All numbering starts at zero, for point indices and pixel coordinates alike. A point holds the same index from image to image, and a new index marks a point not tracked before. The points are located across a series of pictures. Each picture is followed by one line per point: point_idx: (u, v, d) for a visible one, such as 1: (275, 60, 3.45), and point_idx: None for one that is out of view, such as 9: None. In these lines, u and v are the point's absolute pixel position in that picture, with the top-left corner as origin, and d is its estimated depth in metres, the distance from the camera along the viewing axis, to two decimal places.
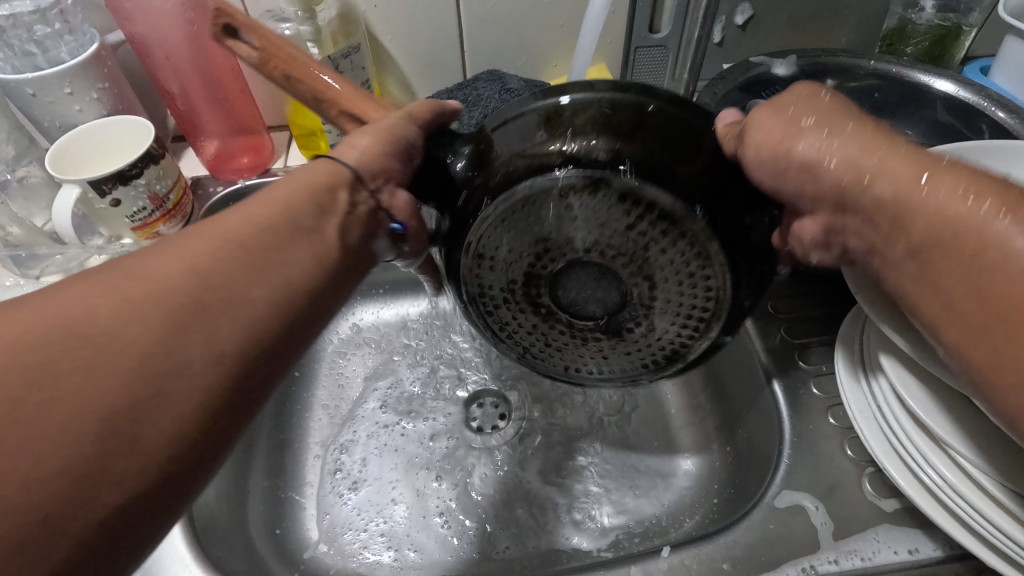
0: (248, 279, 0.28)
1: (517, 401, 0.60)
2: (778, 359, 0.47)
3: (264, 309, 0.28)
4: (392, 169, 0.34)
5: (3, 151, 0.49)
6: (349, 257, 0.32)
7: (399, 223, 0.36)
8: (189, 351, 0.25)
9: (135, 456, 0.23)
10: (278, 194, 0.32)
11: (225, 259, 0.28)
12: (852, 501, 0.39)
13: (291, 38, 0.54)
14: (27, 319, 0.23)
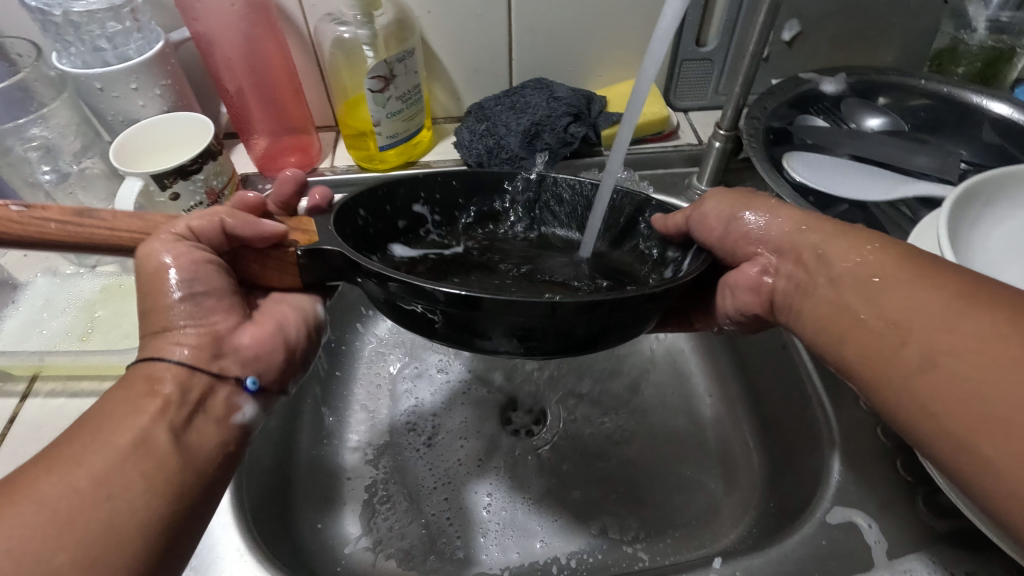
0: (126, 479, 0.28)
1: (556, 407, 0.61)
2: (826, 375, 0.47)
3: (174, 436, 0.31)
4: (218, 325, 0.37)
5: (70, 143, 0.50)
6: (224, 438, 0.34)
7: (250, 381, 0.37)
8: (97, 530, 0.26)
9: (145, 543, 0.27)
10: (122, 416, 0.31)
11: (107, 462, 0.28)
12: (905, 520, 0.39)
13: (348, 41, 0.55)
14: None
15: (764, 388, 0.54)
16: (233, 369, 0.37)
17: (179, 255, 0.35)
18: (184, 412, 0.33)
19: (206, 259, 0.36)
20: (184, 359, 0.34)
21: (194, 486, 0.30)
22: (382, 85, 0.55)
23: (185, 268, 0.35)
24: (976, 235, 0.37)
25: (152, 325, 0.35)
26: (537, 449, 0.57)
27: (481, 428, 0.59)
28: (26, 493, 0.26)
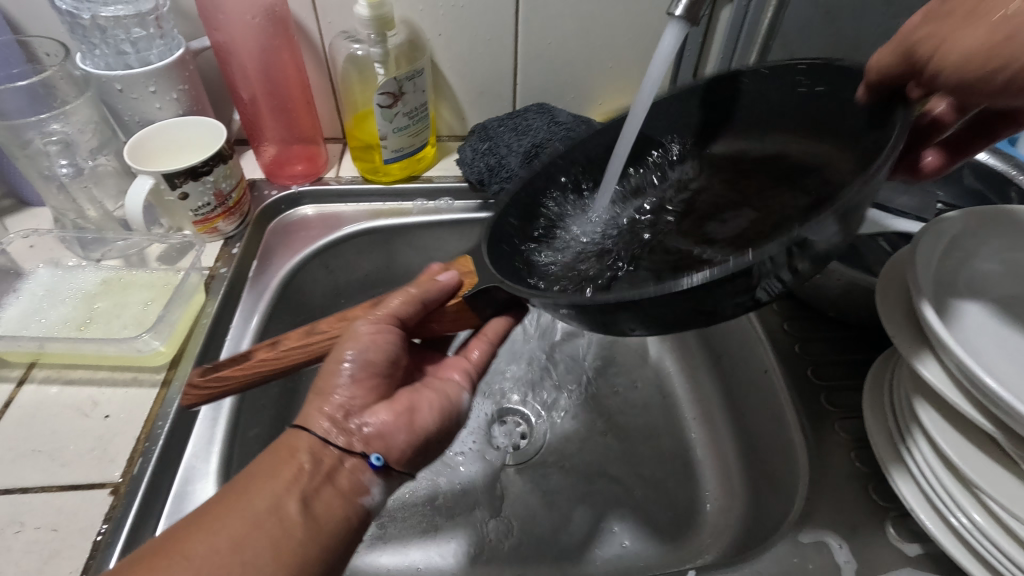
0: (247, 557, 0.29)
1: (543, 421, 0.62)
2: (804, 399, 0.49)
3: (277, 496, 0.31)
4: (353, 396, 0.36)
5: (87, 139, 0.52)
6: (349, 519, 0.33)
7: (376, 458, 0.35)
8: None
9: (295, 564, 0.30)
10: (260, 470, 0.33)
11: (264, 562, 0.29)
12: (875, 543, 0.40)
13: (361, 58, 0.58)
14: None
15: (743, 408, 0.56)
16: (359, 444, 0.35)
17: (366, 334, 0.37)
18: (316, 489, 0.33)
19: (379, 333, 0.37)
20: (315, 433, 0.34)
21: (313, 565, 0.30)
22: (391, 101, 0.58)
23: (360, 346, 0.36)
24: (939, 270, 0.39)
25: (320, 385, 0.36)
26: (524, 462, 0.58)
27: (468, 438, 0.60)
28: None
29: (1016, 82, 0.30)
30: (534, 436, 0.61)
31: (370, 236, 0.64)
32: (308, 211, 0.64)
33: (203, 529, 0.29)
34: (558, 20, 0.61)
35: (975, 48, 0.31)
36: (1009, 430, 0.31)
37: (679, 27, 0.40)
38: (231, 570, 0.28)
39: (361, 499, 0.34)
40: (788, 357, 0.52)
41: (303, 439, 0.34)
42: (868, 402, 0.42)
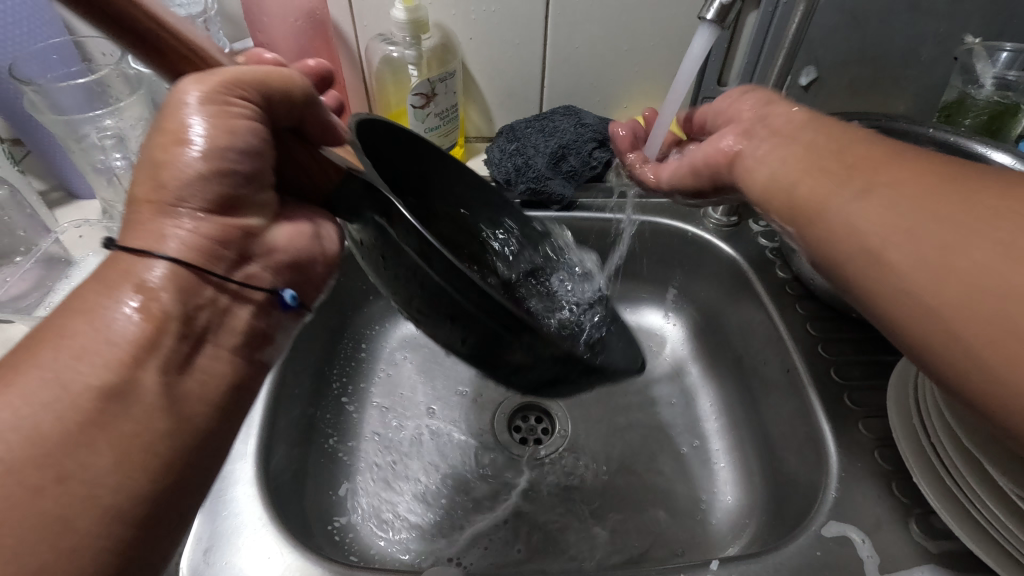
0: (86, 457, 0.25)
1: (564, 416, 0.63)
2: (827, 398, 0.49)
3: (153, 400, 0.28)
4: (255, 224, 0.33)
5: (138, 135, 0.54)
6: (236, 374, 0.32)
7: (290, 297, 0.34)
8: (36, 524, 0.24)
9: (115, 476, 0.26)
10: (90, 292, 0.29)
11: (86, 448, 0.26)
12: (898, 539, 0.40)
13: (396, 60, 0.60)
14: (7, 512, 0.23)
15: (765, 406, 0.56)
16: (266, 280, 0.34)
17: (206, 106, 0.31)
18: (185, 348, 0.30)
19: (238, 111, 0.32)
20: (181, 259, 0.30)
21: (181, 453, 0.28)
22: (424, 102, 0.60)
23: (213, 126, 0.31)
24: None
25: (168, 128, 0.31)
26: (545, 456, 0.59)
27: (492, 431, 0.61)
28: None
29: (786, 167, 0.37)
30: (556, 431, 0.62)
31: None
32: None
33: (39, 353, 0.27)
34: (586, 25, 0.63)
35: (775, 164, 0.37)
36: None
37: (710, 31, 0.41)
38: (50, 457, 0.25)
39: (259, 356, 0.34)
40: (812, 356, 0.52)
41: (183, 272, 0.30)
42: (894, 408, 0.42)
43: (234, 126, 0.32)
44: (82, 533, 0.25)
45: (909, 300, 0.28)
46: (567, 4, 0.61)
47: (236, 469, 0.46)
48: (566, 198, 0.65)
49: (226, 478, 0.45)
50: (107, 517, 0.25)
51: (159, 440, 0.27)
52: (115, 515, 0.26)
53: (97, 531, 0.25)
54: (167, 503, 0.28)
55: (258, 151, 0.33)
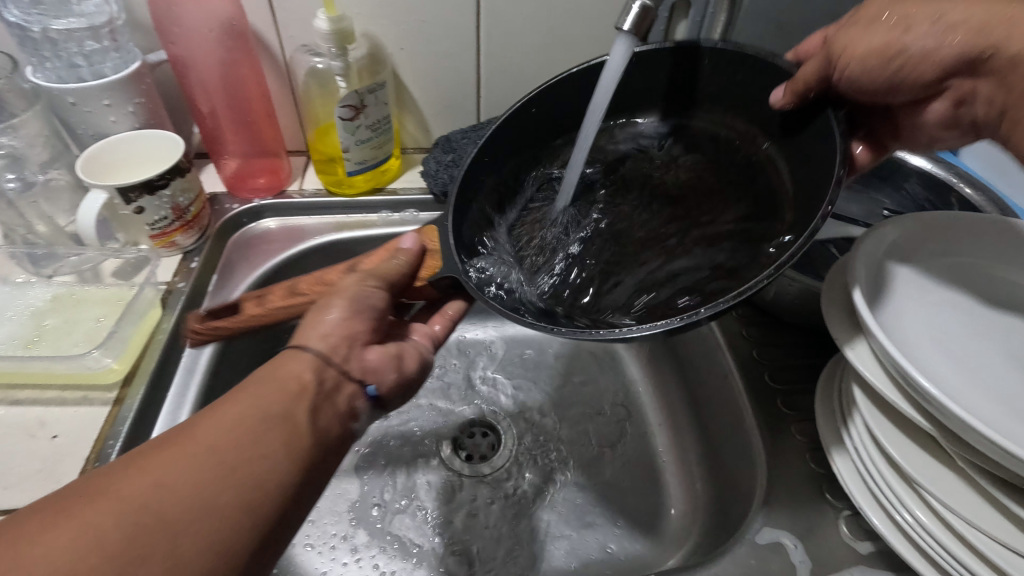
0: (211, 494, 0.29)
1: (511, 432, 0.62)
2: (762, 404, 0.50)
3: (273, 438, 0.32)
4: (357, 334, 0.40)
5: (38, 153, 0.51)
6: (335, 438, 0.36)
7: (371, 389, 0.39)
8: (164, 558, 0.27)
9: (235, 503, 0.30)
10: (257, 389, 0.34)
11: (203, 493, 0.29)
12: (830, 541, 0.41)
13: (322, 71, 0.58)
14: (151, 525, 0.27)
15: (706, 411, 0.56)
16: (358, 374, 0.39)
17: (354, 284, 0.42)
18: (329, 393, 0.36)
19: (376, 287, 0.42)
20: (321, 350, 0.38)
21: (280, 490, 0.31)
22: (353, 114, 0.58)
23: (345, 300, 0.41)
24: (890, 284, 0.39)
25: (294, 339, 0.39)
26: (492, 474, 0.58)
27: (436, 451, 0.59)
28: (110, 497, 0.28)
29: (928, 68, 0.37)
30: (504, 448, 0.60)
31: (334, 248, 0.64)
32: (270, 225, 0.64)
33: (207, 417, 0.32)
34: (519, 36, 0.62)
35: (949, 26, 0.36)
36: (948, 430, 0.32)
37: (628, 42, 0.41)
38: (197, 486, 0.29)
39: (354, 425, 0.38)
40: (747, 361, 0.53)
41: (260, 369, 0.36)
42: (819, 408, 0.42)
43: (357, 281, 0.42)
44: (214, 547, 0.28)
45: None
46: (499, 15, 0.60)
47: None
48: None
49: None
50: (230, 547, 0.29)
51: (264, 504, 0.31)
52: (234, 543, 0.29)
53: (225, 547, 0.29)
54: (279, 526, 0.31)
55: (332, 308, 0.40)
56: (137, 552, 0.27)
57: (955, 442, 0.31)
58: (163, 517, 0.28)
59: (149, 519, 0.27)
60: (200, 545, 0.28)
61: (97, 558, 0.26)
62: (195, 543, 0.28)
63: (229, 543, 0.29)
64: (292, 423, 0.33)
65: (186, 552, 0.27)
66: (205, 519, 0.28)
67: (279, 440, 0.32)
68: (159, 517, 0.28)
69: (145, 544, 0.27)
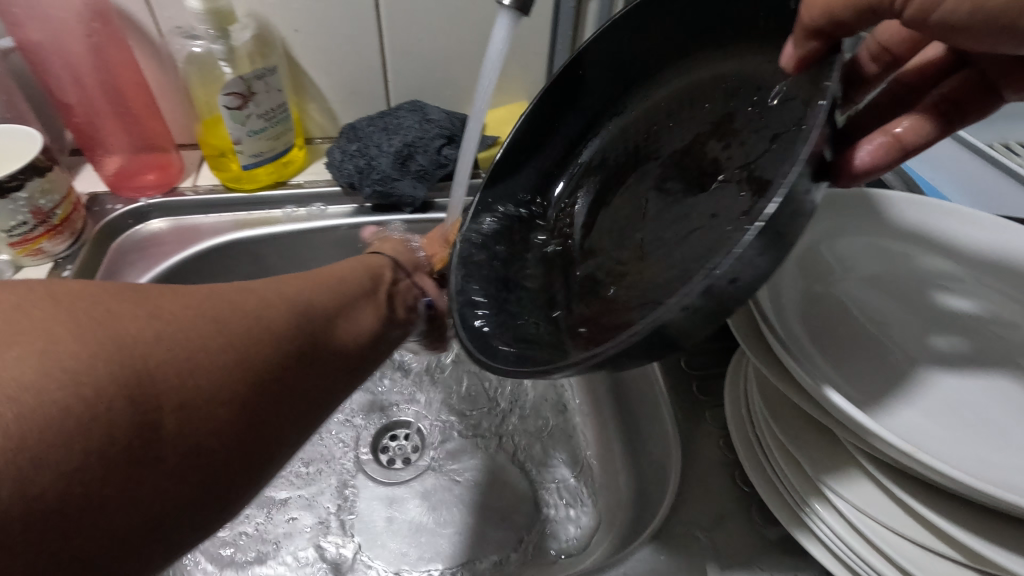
0: (288, 326, 0.34)
1: (434, 432, 0.60)
2: (677, 392, 0.48)
3: (336, 318, 0.38)
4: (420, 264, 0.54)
5: None
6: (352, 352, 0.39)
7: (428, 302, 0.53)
8: (235, 344, 0.30)
9: (296, 356, 0.34)
10: (333, 277, 0.42)
11: (285, 316, 0.34)
12: (741, 530, 0.40)
13: (202, 55, 0.53)
14: (238, 321, 0.31)
15: (626, 401, 0.55)
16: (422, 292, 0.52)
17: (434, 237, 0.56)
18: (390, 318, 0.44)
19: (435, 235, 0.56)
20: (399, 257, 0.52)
21: (323, 362, 0.36)
22: (240, 102, 0.53)
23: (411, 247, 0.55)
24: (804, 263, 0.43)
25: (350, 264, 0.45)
26: (413, 477, 0.56)
27: (353, 459, 0.57)
28: (221, 291, 0.33)
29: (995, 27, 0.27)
30: (428, 448, 0.58)
31: (233, 248, 0.59)
32: (160, 226, 0.59)
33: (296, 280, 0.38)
34: (422, 15, 0.59)
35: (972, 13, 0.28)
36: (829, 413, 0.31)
37: (510, 17, 0.38)
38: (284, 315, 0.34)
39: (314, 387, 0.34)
40: None
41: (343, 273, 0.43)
42: (730, 405, 0.41)
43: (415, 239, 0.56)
44: (259, 370, 0.31)
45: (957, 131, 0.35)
46: None
47: None
48: (417, 199, 0.61)
49: None
50: (275, 374, 0.32)
51: (324, 346, 0.36)
52: (277, 374, 0.32)
53: (264, 373, 0.31)
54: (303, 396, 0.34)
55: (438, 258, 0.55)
56: (217, 326, 0.30)
57: (846, 429, 0.31)
58: (251, 312, 0.32)
59: (237, 316, 0.31)
60: (256, 355, 0.31)
61: (200, 320, 0.29)
62: (263, 349, 0.32)
63: (274, 367, 0.32)
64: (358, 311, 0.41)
65: (245, 355, 0.30)
66: (266, 335, 0.32)
67: (326, 299, 0.39)
68: (247, 313, 0.32)
69: (215, 331, 0.30)
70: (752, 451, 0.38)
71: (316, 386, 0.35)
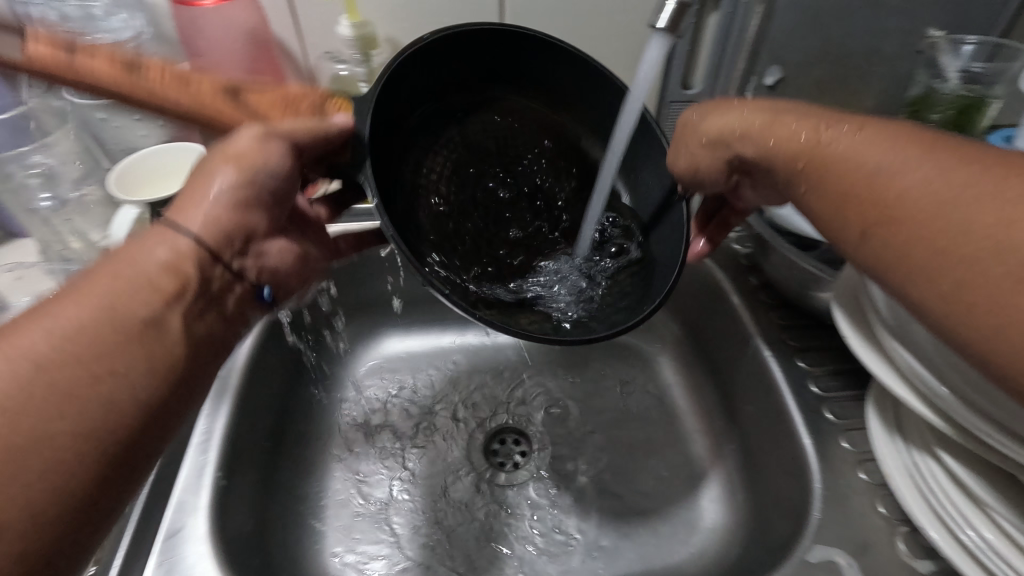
0: (123, 362, 0.30)
1: (542, 437, 0.61)
2: (807, 411, 0.47)
3: (138, 378, 0.30)
4: (252, 225, 0.38)
5: (71, 169, 0.52)
6: (147, 401, 0.30)
7: (265, 292, 0.40)
8: (77, 418, 0.28)
9: (124, 400, 0.30)
10: (142, 297, 0.32)
11: (61, 382, 0.28)
12: (886, 558, 0.39)
13: (345, 76, 0.58)
14: (64, 361, 0.28)
15: (744, 421, 0.55)
16: (252, 275, 0.39)
17: (223, 195, 0.36)
18: (205, 301, 0.35)
19: (268, 143, 0.37)
20: (202, 234, 0.35)
21: (133, 424, 0.30)
22: None
23: (228, 178, 0.36)
24: None
25: (198, 177, 0.37)
26: (530, 482, 0.57)
27: (467, 458, 0.59)
28: (36, 318, 0.29)
29: (980, 219, 0.25)
30: (538, 453, 0.60)
31: (361, 257, 0.63)
32: None
33: (41, 315, 0.29)
34: (545, 33, 0.60)
35: (857, 168, 0.30)
36: (974, 437, 0.31)
37: (662, 40, 0.39)
38: (99, 355, 0.29)
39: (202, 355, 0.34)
40: (790, 366, 0.51)
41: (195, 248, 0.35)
42: (875, 405, 0.40)
43: (245, 160, 0.37)
44: (57, 440, 0.27)
45: (953, 265, 0.26)
46: (524, 14, 0.59)
47: (186, 525, 0.41)
48: None
49: (172, 538, 0.41)
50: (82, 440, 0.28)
51: (130, 388, 0.30)
52: (91, 431, 0.28)
53: (67, 429, 0.28)
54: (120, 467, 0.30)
55: (287, 174, 0.38)
56: (38, 392, 0.27)
57: None
58: (55, 373, 0.28)
59: (68, 372, 0.28)
60: (69, 413, 0.28)
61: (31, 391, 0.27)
62: (91, 396, 0.29)
63: (86, 430, 0.28)
64: (163, 328, 0.32)
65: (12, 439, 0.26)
66: (49, 410, 0.27)
67: (134, 301, 0.32)
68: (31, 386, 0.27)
69: (35, 411, 0.27)
70: (905, 463, 0.37)
71: (102, 474, 0.29)
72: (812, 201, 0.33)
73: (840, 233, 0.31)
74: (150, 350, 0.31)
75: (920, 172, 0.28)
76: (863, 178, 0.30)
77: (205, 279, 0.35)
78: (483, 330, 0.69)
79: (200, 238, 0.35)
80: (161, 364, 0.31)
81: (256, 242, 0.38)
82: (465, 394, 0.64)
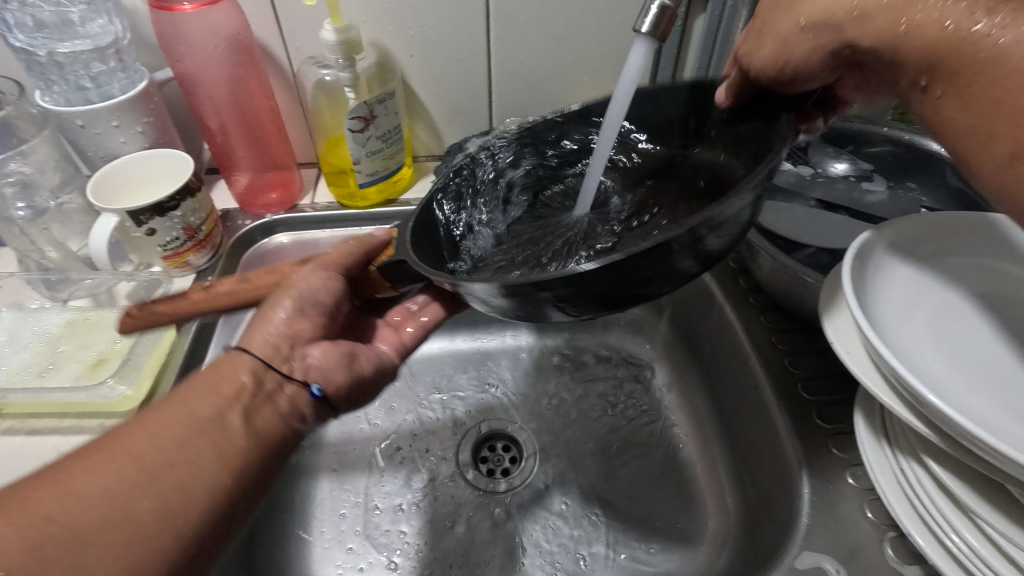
0: (193, 455, 0.31)
1: (532, 444, 0.61)
2: (796, 415, 0.47)
3: (215, 469, 0.31)
4: (301, 331, 0.41)
5: (49, 177, 0.51)
6: (229, 491, 0.32)
7: (315, 389, 0.39)
8: (144, 503, 0.28)
9: (204, 481, 0.31)
10: (197, 398, 0.34)
11: (145, 467, 0.29)
12: (874, 564, 0.39)
13: (330, 82, 0.57)
14: (118, 453, 0.30)
15: (734, 425, 0.54)
16: (301, 374, 0.40)
17: (311, 285, 0.42)
18: (262, 397, 0.37)
19: (330, 278, 0.43)
20: (261, 354, 0.39)
21: (210, 520, 0.30)
22: (362, 125, 0.57)
23: (295, 298, 0.41)
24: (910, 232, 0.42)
25: (258, 317, 0.41)
26: (520, 490, 0.57)
27: (457, 465, 0.59)
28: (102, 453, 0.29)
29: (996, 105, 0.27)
30: (528, 460, 0.59)
31: None
32: (283, 240, 0.63)
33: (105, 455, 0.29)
34: (531, 37, 0.60)
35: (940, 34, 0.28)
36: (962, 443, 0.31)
37: (646, 43, 0.39)
38: (152, 461, 0.30)
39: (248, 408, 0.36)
40: (778, 371, 0.50)
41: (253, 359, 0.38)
42: (861, 410, 0.40)
43: (295, 294, 0.42)
44: (132, 548, 0.27)
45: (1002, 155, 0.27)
46: (509, 18, 0.58)
47: None
48: None
49: None
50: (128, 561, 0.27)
51: (203, 482, 0.31)
52: (138, 522, 0.28)
53: (144, 518, 0.28)
54: None
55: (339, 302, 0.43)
56: (94, 512, 0.27)
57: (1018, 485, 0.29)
58: (150, 466, 0.29)
59: (149, 468, 0.29)
60: (86, 520, 0.27)
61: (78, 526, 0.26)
62: (126, 499, 0.28)
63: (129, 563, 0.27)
64: (224, 423, 0.34)
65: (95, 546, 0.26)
66: (121, 499, 0.28)
67: (207, 448, 0.32)
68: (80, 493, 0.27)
69: (90, 512, 0.27)
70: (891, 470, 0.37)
71: (180, 567, 0.29)
72: (944, 110, 0.29)
73: (973, 163, 0.28)
74: (220, 448, 0.32)
75: (929, 81, 0.29)
76: (983, 68, 0.27)
77: (263, 382, 0.37)
78: (472, 335, 0.69)
79: (258, 356, 0.39)
80: (241, 476, 0.33)
81: (302, 345, 0.41)
82: (454, 400, 0.64)
